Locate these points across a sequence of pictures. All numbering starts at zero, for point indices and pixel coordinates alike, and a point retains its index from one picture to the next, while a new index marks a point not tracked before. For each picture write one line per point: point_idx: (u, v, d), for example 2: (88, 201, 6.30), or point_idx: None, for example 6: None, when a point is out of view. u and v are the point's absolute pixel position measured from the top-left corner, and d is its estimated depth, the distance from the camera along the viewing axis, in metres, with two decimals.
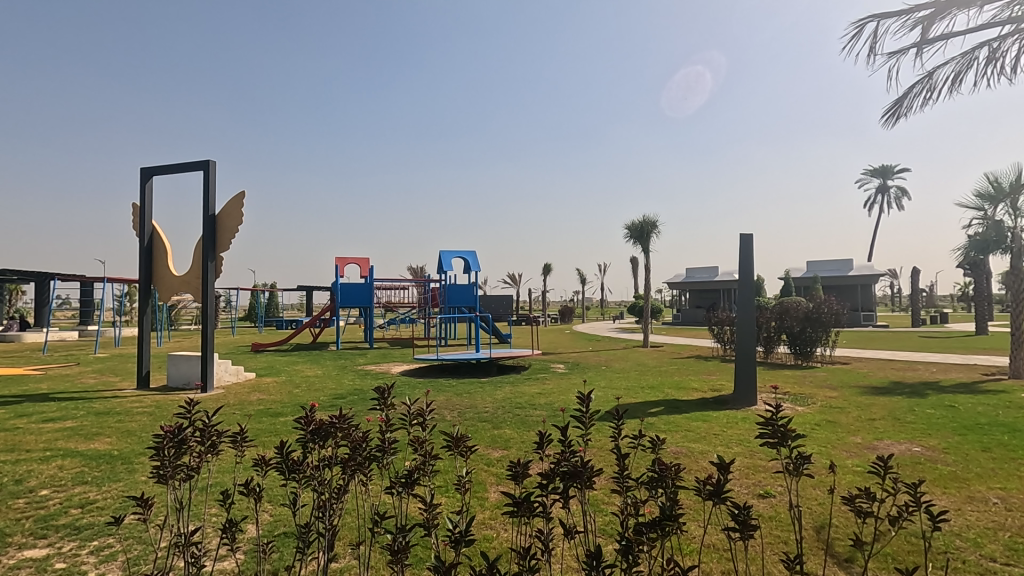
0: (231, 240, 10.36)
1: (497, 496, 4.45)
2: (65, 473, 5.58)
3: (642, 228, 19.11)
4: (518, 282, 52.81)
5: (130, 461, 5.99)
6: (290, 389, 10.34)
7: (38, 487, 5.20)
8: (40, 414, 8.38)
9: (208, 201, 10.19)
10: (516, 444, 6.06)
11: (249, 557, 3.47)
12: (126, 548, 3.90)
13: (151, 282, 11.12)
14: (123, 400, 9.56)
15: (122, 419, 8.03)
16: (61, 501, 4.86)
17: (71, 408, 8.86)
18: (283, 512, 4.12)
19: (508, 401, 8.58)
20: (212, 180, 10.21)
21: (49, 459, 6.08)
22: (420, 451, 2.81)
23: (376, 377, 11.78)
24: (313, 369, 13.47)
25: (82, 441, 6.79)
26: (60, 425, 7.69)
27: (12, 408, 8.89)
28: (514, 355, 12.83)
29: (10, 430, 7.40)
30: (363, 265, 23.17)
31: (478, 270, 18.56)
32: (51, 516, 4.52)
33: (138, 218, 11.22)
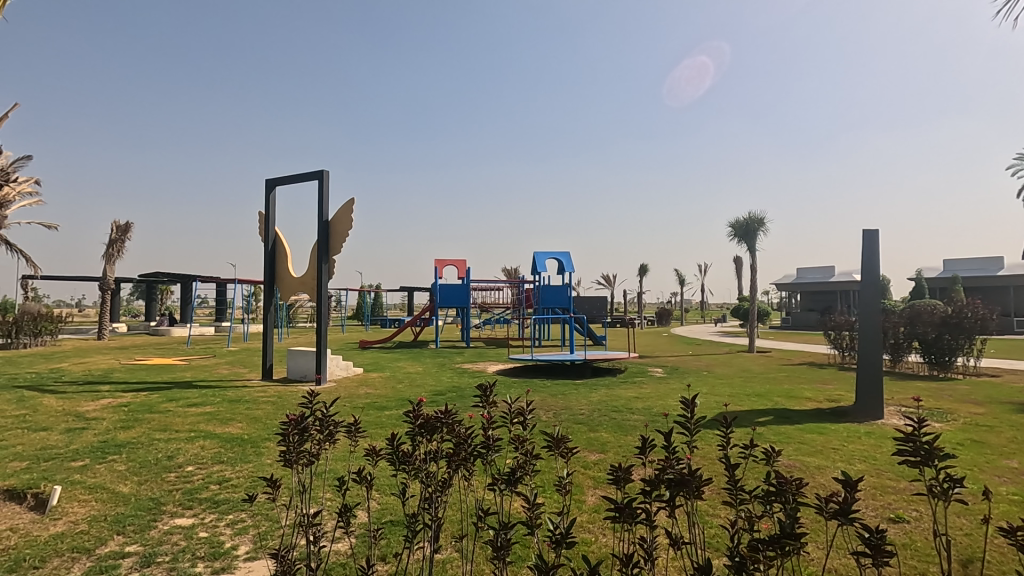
0: (342, 243, 11.14)
1: (596, 500, 4.40)
2: (206, 452, 6.31)
3: (748, 226, 17.99)
4: (612, 283, 52.08)
5: (258, 445, 6.63)
6: (393, 384, 10.88)
7: (185, 463, 5.91)
8: (185, 399, 9.53)
9: (323, 207, 11.03)
10: (613, 448, 5.93)
11: (362, 540, 3.71)
12: (255, 523, 4.33)
13: (274, 283, 12.23)
14: (251, 390, 10.58)
15: (250, 407, 8.92)
16: (203, 477, 5.49)
17: (210, 395, 9.98)
18: (391, 501, 4.34)
19: (603, 404, 8.42)
20: (326, 189, 11.07)
21: (193, 439, 6.89)
22: (521, 450, 2.79)
23: (472, 376, 12.08)
24: (414, 366, 14.06)
25: (219, 425, 7.63)
26: (202, 409, 8.70)
27: (164, 393, 10.19)
28: (609, 357, 12.60)
29: (163, 412, 8.49)
30: (460, 266, 23.87)
31: (572, 270, 18.46)
32: (196, 489, 5.12)
33: (263, 224, 12.39)
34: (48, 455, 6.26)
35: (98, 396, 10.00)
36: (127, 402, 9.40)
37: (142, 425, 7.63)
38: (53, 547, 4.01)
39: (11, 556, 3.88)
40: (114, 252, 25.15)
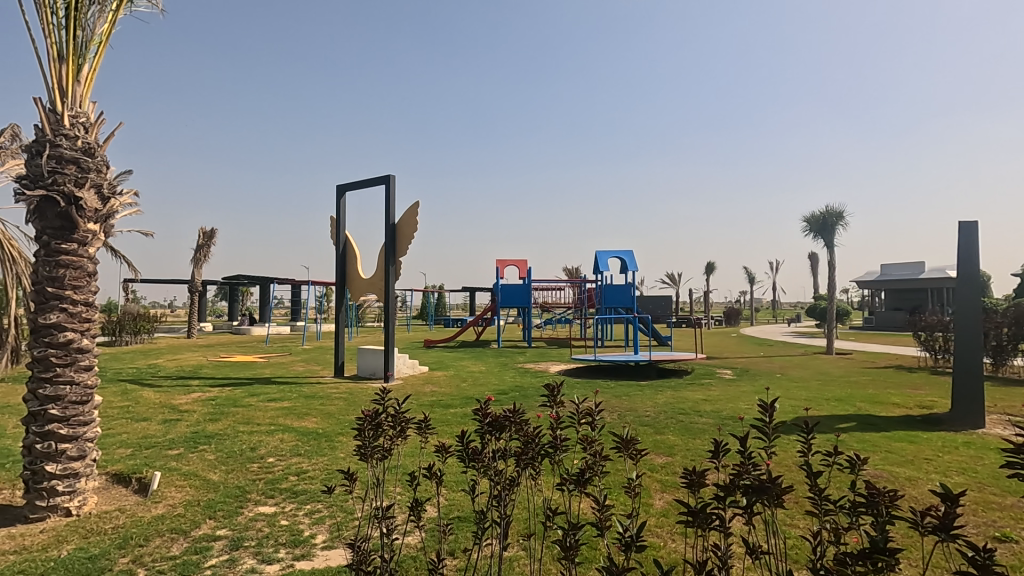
0: (408, 246, 11.47)
1: (665, 504, 4.29)
2: (286, 445, 6.68)
3: (825, 220, 16.98)
4: (676, 282, 50.67)
5: (332, 439, 6.95)
6: (457, 383, 11.09)
7: (266, 455, 6.29)
8: (266, 394, 10.14)
9: (390, 211, 11.40)
10: (681, 451, 5.76)
11: (431, 535, 3.81)
12: (332, 513, 4.54)
13: (345, 284, 12.76)
14: (325, 386, 11.10)
15: (324, 403, 9.36)
16: (283, 468, 5.81)
17: (288, 391, 10.55)
18: (459, 497, 4.43)
19: (670, 406, 8.20)
20: (392, 193, 11.44)
21: (273, 432, 7.32)
22: (590, 451, 2.76)
23: (535, 375, 12.10)
24: (477, 365, 14.26)
25: (296, 419, 8.06)
26: (280, 404, 9.22)
27: (247, 388, 10.88)
28: (675, 358, 12.26)
29: (246, 406, 9.06)
30: (521, 266, 23.98)
31: (635, 269, 18.11)
32: (277, 479, 5.44)
33: (334, 229, 12.96)
34: (149, 443, 6.85)
35: (189, 390, 10.83)
36: (215, 396, 10.11)
37: (228, 418, 8.19)
38: (154, 527, 4.37)
39: (119, 534, 4.27)
40: (201, 256, 27.13)
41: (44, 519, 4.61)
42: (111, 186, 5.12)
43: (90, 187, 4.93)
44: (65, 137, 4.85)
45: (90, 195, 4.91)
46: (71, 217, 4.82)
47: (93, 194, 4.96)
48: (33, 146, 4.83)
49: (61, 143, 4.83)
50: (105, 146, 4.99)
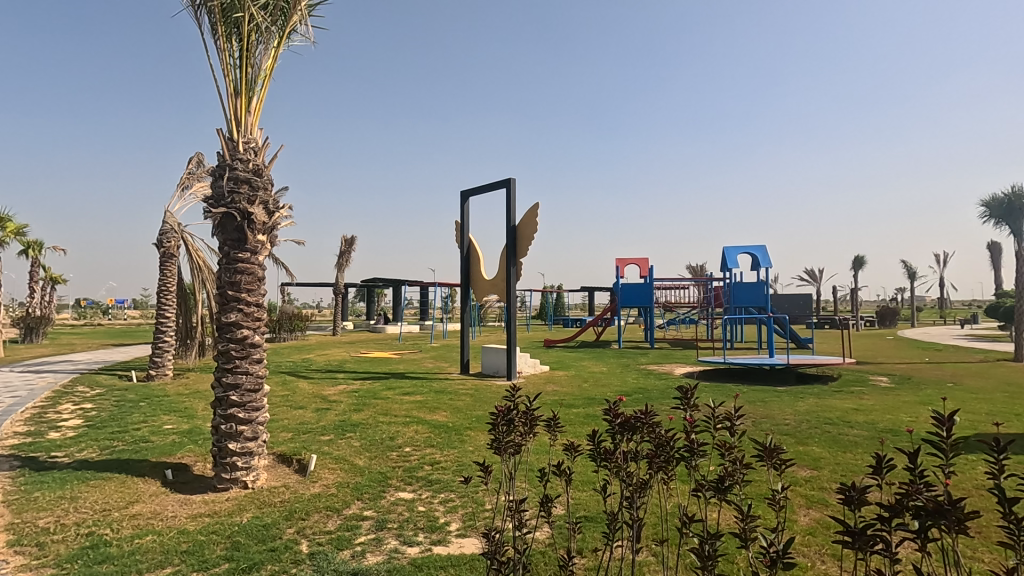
0: (528, 247, 11.69)
1: (813, 523, 3.92)
2: (420, 436, 7.15)
3: (1012, 204, 14.39)
4: (817, 279, 46.09)
5: (461, 433, 7.29)
6: (579, 383, 11.06)
7: (404, 444, 6.78)
8: (401, 388, 10.93)
9: (511, 213, 11.71)
10: (829, 465, 5.23)
11: (560, 531, 3.85)
12: (464, 503, 4.78)
13: (469, 285, 13.33)
14: (452, 382, 11.69)
15: (452, 398, 9.86)
16: (419, 457, 6.23)
17: (420, 386, 11.28)
18: (586, 496, 4.43)
19: (813, 415, 7.48)
20: (513, 196, 11.74)
21: (409, 423, 7.87)
22: (729, 458, 2.60)
23: (659, 378, 11.70)
24: (598, 365, 14.13)
25: (428, 413, 8.58)
26: (414, 398, 9.88)
27: (385, 382, 11.82)
28: (818, 363, 11.14)
29: (384, 398, 9.84)
30: (642, 265, 23.31)
31: (768, 266, 16.77)
32: (414, 468, 5.84)
33: (458, 233, 13.60)
34: (305, 429, 7.70)
35: (336, 382, 12.01)
36: (357, 388, 11.11)
37: (369, 409, 8.95)
38: (313, 504, 4.91)
39: (286, 507, 4.85)
40: (343, 261, 29.93)
41: (227, 489, 5.38)
42: (275, 202, 5.83)
43: (260, 204, 5.66)
44: (241, 161, 5.63)
45: (259, 210, 5.64)
46: (245, 230, 5.56)
47: (262, 209, 5.69)
48: (217, 171, 5.68)
49: (237, 166, 5.60)
50: (270, 167, 5.69)
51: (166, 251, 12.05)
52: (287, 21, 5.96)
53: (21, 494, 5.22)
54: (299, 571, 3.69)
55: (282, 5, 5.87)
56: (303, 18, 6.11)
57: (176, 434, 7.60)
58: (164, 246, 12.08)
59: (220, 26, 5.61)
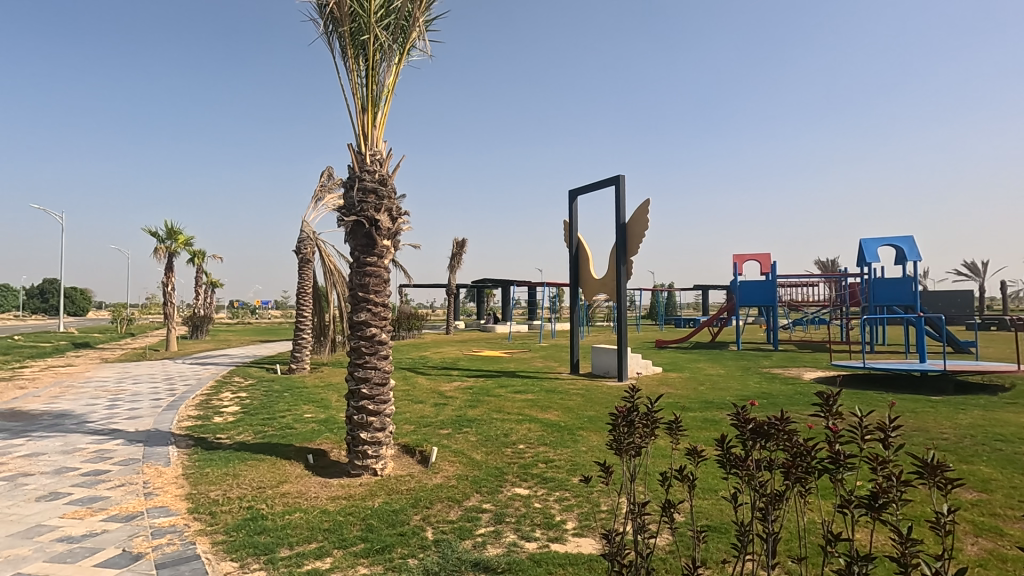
0: (639, 245, 11.39)
1: (985, 554, 3.40)
2: (533, 434, 7.25)
3: None
4: (980, 273, 39.97)
5: (574, 432, 7.28)
6: (695, 386, 10.57)
7: (518, 441, 6.92)
8: (513, 386, 11.16)
9: (620, 211, 11.49)
10: (1002, 488, 4.51)
11: (682, 540, 3.70)
12: (580, 503, 4.77)
13: (578, 285, 13.28)
14: (563, 382, 11.71)
15: (563, 397, 9.88)
16: (533, 455, 6.31)
17: (530, 384, 11.44)
18: (709, 505, 4.22)
19: (980, 429, 6.48)
20: (622, 193, 11.51)
21: (522, 421, 8.01)
22: (882, 474, 2.34)
23: (786, 382, 10.83)
24: (716, 368, 13.39)
25: (540, 411, 8.68)
26: (525, 396, 10.04)
27: (497, 379, 12.14)
28: (984, 370, 9.65)
29: (497, 396, 10.11)
30: (763, 261, 21.74)
31: (917, 259, 14.85)
32: (529, 465, 5.94)
33: (567, 232, 13.61)
34: (426, 422, 8.14)
35: (452, 379, 12.55)
36: (471, 385, 11.53)
37: (484, 405, 9.25)
38: (436, 494, 5.17)
39: (411, 495, 5.16)
40: (455, 263, 31.22)
41: (360, 475, 5.83)
42: (398, 209, 6.23)
43: (385, 211, 6.09)
44: (368, 173, 6.08)
45: (384, 217, 6.06)
46: (373, 236, 6.01)
47: (387, 216, 6.11)
48: (348, 183, 6.18)
49: (365, 177, 6.06)
50: (393, 176, 6.09)
51: (303, 257, 13.35)
52: (406, 38, 6.34)
53: (195, 469, 6.06)
54: (426, 556, 3.91)
55: (402, 24, 6.26)
56: (421, 34, 6.47)
57: (315, 423, 8.40)
58: (302, 252, 13.40)
59: (349, 49, 6.11)
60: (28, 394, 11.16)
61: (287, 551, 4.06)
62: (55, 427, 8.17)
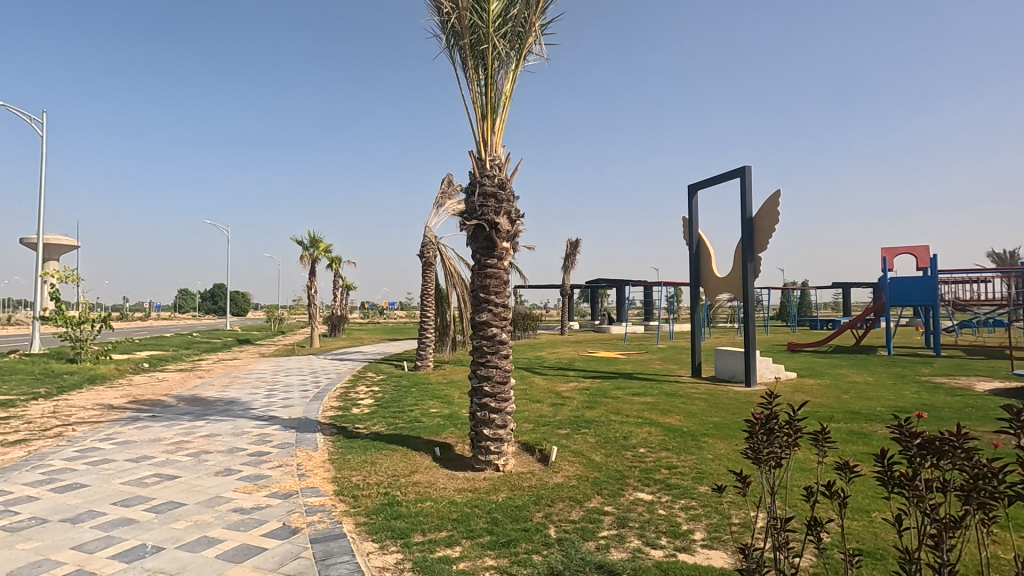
0: (768, 240, 10.58)
1: None
2: (654, 438, 7.02)
3: None
4: None
5: (698, 439, 6.93)
6: (836, 394, 9.57)
7: (639, 445, 6.74)
8: (630, 388, 10.90)
9: (746, 204, 10.75)
10: None
11: (829, 564, 3.36)
12: (708, 513, 4.55)
13: (700, 284, 12.64)
14: (684, 385, 11.21)
15: (685, 402, 9.45)
16: (655, 460, 6.12)
17: (649, 387, 11.11)
18: (860, 527, 3.80)
19: None
20: (748, 185, 10.76)
21: (642, 424, 7.78)
22: None
23: (952, 393, 9.42)
24: (861, 375, 12.02)
25: (661, 415, 8.38)
26: (644, 399, 9.76)
27: (614, 381, 11.94)
28: None
29: (614, 398, 9.94)
30: (920, 255, 19.11)
31: None
32: (651, 470, 5.77)
33: (687, 229, 13.02)
34: (544, 421, 8.23)
35: (568, 379, 12.56)
36: (588, 386, 11.45)
37: (601, 407, 9.13)
38: (557, 492, 5.21)
39: (533, 493, 5.24)
40: (569, 264, 31.23)
41: (483, 469, 6.05)
42: (517, 211, 6.37)
43: (504, 214, 6.26)
44: (488, 178, 6.28)
45: (503, 220, 6.23)
46: (493, 238, 6.19)
47: (506, 219, 6.27)
48: (469, 188, 6.43)
49: (485, 182, 6.27)
50: (511, 180, 6.24)
51: (426, 260, 14.15)
52: (523, 45, 6.47)
53: (339, 455, 6.67)
54: (550, 553, 3.95)
55: (519, 31, 6.40)
56: (536, 39, 6.57)
57: (440, 418, 8.86)
58: (425, 256, 14.21)
59: (469, 61, 6.36)
60: (206, 383, 13.03)
61: (420, 536, 4.32)
62: (226, 412, 9.46)
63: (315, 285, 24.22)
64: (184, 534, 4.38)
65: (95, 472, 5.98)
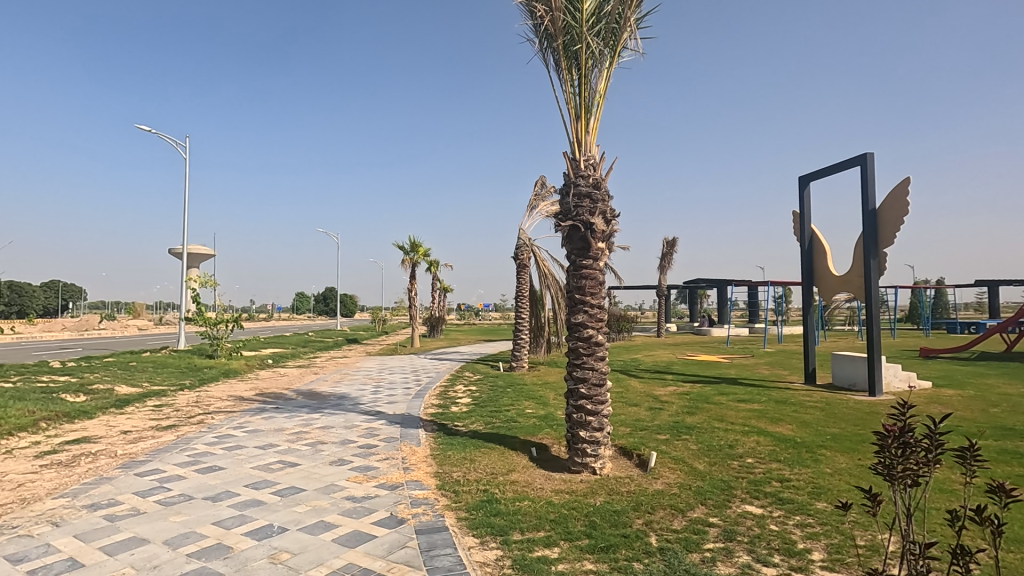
0: (896, 233, 9.55)
1: None
2: (764, 448, 6.58)
3: None
4: None
5: (814, 451, 6.40)
6: (983, 406, 8.42)
7: (745, 454, 6.35)
8: (735, 394, 10.31)
9: (868, 195, 9.79)
10: None
11: None
12: (828, 533, 4.18)
13: (814, 283, 11.69)
14: (796, 393, 10.41)
15: (797, 410, 8.77)
16: (764, 471, 5.74)
17: (756, 393, 10.43)
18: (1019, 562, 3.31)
19: None
20: (871, 174, 9.79)
21: (749, 433, 7.33)
22: None
23: None
24: (1015, 386, 10.48)
25: (770, 424, 7.84)
26: (751, 406, 9.18)
27: (717, 386, 11.35)
28: None
29: (717, 404, 9.45)
30: None
31: None
32: (760, 482, 5.41)
33: (798, 224, 12.10)
34: (642, 426, 8.00)
35: (666, 383, 12.12)
36: (688, 391, 10.98)
37: (703, 413, 8.72)
38: (657, 500, 5.05)
39: (632, 498, 5.12)
40: (666, 264, 30.20)
41: (580, 472, 6.00)
42: (612, 211, 6.27)
43: (600, 214, 6.18)
44: (583, 178, 6.24)
45: (599, 220, 6.15)
46: (588, 239, 6.13)
47: (602, 219, 6.19)
48: (564, 189, 6.42)
49: (580, 182, 6.23)
50: (607, 179, 6.16)
51: (521, 262, 14.32)
52: (617, 41, 6.37)
53: (440, 451, 6.92)
54: (652, 562, 3.83)
55: (612, 27, 6.32)
56: (631, 34, 6.44)
57: (536, 418, 8.91)
58: (519, 258, 14.39)
59: (562, 61, 6.37)
60: (321, 379, 14.11)
61: (519, 535, 4.37)
62: (338, 406, 10.17)
63: (415, 288, 25.37)
64: (305, 517, 4.77)
65: (230, 456, 6.69)
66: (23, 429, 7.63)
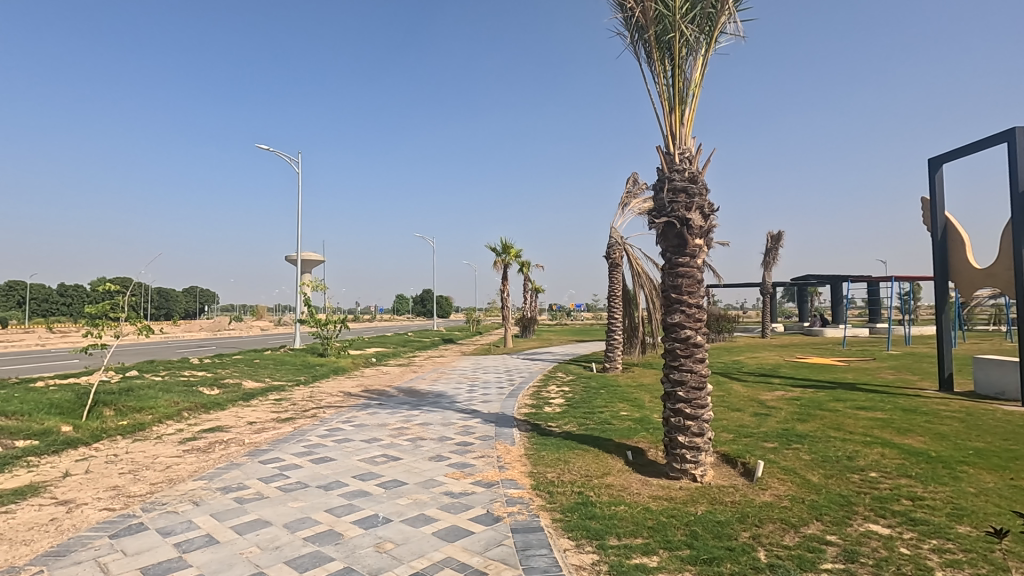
0: None
1: None
2: (889, 462, 5.93)
3: None
4: None
5: (952, 467, 5.66)
6: None
7: (868, 468, 5.77)
8: (854, 401, 9.41)
9: (1017, 176, 8.53)
10: None
11: None
12: (973, 562, 3.68)
13: (949, 278, 10.38)
14: (928, 401, 9.30)
15: (930, 420, 7.82)
16: (891, 487, 5.17)
17: (879, 400, 9.46)
18: None
19: None
20: (1020, 151, 8.51)
21: (871, 444, 6.65)
22: None
23: None
24: None
25: (896, 434, 7.06)
26: (872, 414, 8.33)
27: (831, 392, 10.43)
28: None
29: (833, 411, 8.68)
30: None
31: None
32: (886, 499, 4.88)
33: (928, 212, 10.81)
34: (746, 433, 7.53)
35: (772, 387, 11.34)
36: (797, 396, 10.19)
37: (817, 421, 8.04)
38: (766, 512, 4.71)
39: (738, 509, 4.82)
40: (771, 260, 28.28)
41: (679, 478, 5.75)
42: (710, 205, 5.96)
43: (697, 209, 5.91)
44: (678, 172, 5.99)
45: (696, 216, 5.87)
46: (685, 236, 5.87)
47: (699, 214, 5.91)
48: (658, 184, 6.21)
49: (675, 177, 5.99)
50: (704, 172, 5.87)
51: (612, 261, 14.07)
52: (714, 26, 6.04)
53: (534, 451, 6.95)
54: None
55: (709, 12, 6.00)
56: (730, 17, 6.08)
57: (631, 421, 8.68)
58: (611, 257, 14.13)
59: (655, 53, 6.16)
60: (419, 377, 14.77)
61: (616, 540, 4.27)
62: (436, 404, 10.56)
63: (507, 289, 25.78)
64: (406, 510, 4.98)
65: (340, 449, 7.17)
66: (170, 417, 8.69)
